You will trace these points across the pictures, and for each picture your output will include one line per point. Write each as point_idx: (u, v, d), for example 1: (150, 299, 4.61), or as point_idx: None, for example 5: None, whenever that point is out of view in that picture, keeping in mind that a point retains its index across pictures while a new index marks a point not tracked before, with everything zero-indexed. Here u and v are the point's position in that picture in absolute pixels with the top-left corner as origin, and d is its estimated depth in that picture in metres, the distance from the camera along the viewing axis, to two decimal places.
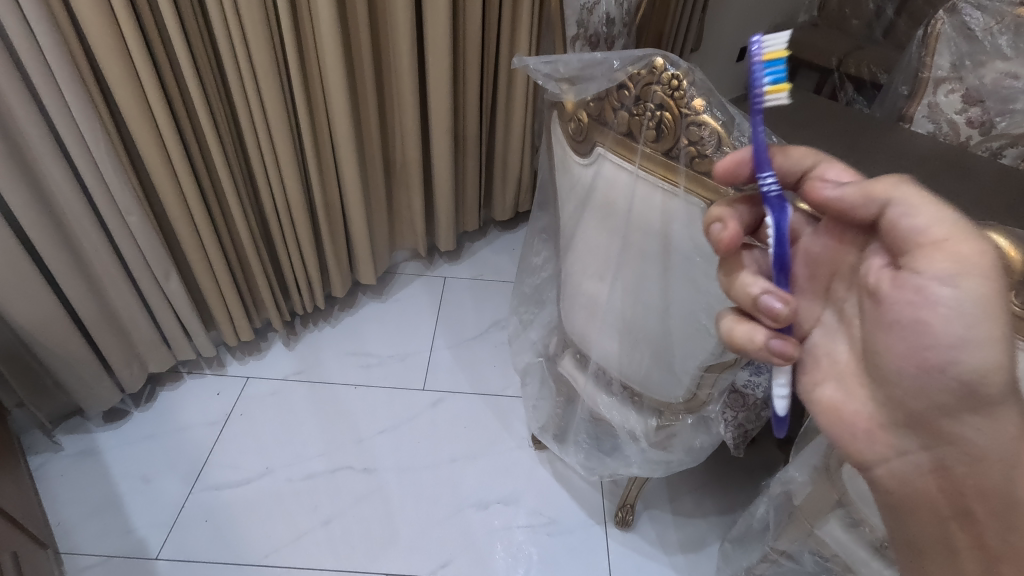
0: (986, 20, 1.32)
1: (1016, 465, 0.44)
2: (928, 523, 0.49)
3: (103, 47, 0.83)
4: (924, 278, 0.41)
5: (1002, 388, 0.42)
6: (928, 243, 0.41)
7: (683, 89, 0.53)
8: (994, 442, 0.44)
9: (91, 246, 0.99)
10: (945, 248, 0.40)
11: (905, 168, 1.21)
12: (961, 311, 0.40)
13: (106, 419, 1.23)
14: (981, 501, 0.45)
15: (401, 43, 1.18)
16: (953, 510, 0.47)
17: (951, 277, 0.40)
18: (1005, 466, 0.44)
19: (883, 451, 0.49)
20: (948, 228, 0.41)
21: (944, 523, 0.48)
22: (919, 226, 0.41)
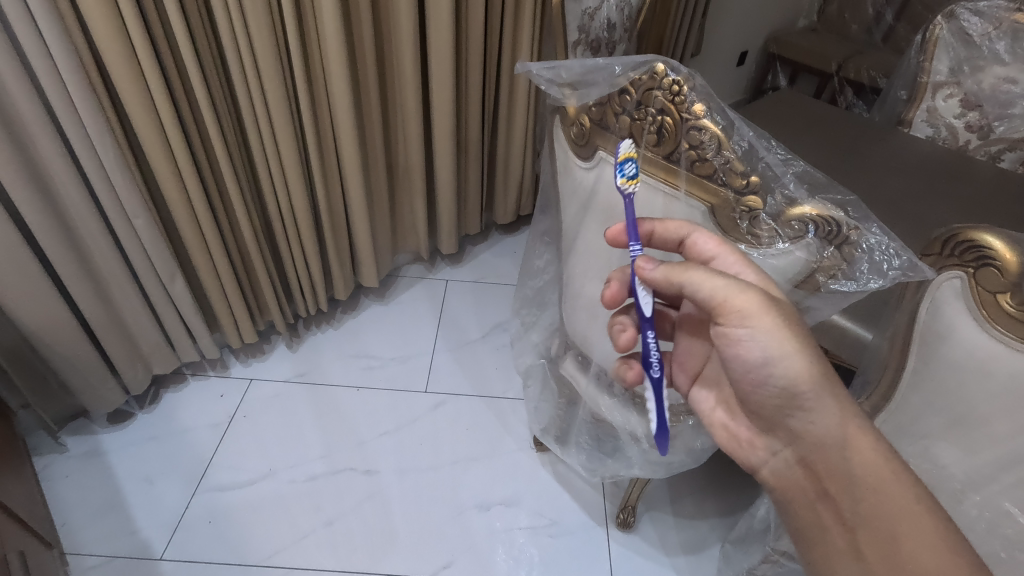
0: (984, 25, 1.32)
1: (845, 446, 0.54)
2: (803, 510, 0.58)
3: (111, 52, 0.84)
4: (730, 327, 0.55)
5: (811, 392, 0.54)
6: (722, 306, 0.54)
7: (683, 95, 0.53)
8: (830, 428, 0.55)
9: (98, 248, 1.01)
10: (733, 310, 0.54)
11: (903, 171, 1.22)
12: (757, 342, 0.54)
13: (111, 421, 1.23)
14: (832, 481, 0.55)
15: (404, 49, 1.19)
16: (816, 494, 0.57)
17: (742, 325, 0.54)
18: (840, 449, 0.55)
19: (761, 454, 0.63)
20: (735, 292, 0.54)
21: (813, 507, 0.58)
22: (714, 296, 0.54)
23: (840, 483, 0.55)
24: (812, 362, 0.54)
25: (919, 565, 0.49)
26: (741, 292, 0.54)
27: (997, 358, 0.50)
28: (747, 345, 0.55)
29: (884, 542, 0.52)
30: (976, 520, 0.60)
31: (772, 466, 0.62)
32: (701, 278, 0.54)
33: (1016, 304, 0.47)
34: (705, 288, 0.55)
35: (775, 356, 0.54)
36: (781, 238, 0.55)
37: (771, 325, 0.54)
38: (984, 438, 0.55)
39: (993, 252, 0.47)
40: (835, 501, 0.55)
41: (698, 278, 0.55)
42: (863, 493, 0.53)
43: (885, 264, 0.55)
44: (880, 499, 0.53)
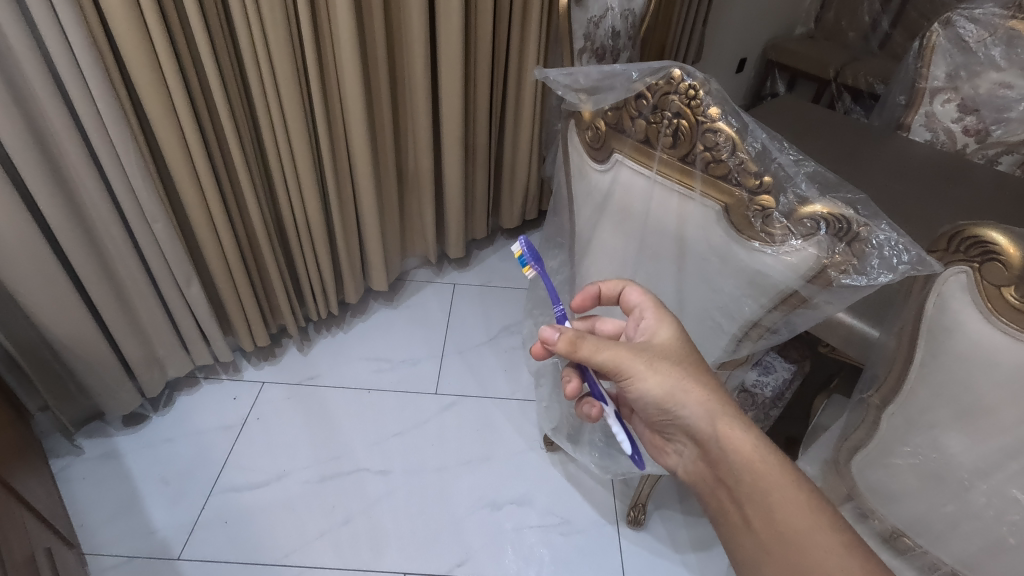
0: (980, 32, 1.36)
1: (717, 437, 0.59)
2: (707, 500, 0.63)
3: (135, 60, 0.87)
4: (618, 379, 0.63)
5: (683, 406, 0.60)
6: (609, 368, 0.62)
7: (699, 99, 0.56)
8: (701, 424, 0.60)
9: (118, 252, 1.03)
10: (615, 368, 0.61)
11: (905, 175, 1.25)
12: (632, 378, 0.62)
13: (126, 423, 1.25)
14: (718, 468, 0.59)
15: (415, 57, 1.22)
16: (713, 481, 0.61)
17: (624, 376, 0.62)
18: (715, 441, 0.59)
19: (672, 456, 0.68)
20: (616, 357, 0.61)
21: (713, 493, 0.61)
22: (605, 362, 0.61)
23: (722, 467, 0.59)
24: (677, 382, 0.60)
25: (793, 528, 0.53)
26: (620, 356, 0.61)
27: (1003, 348, 0.53)
28: (632, 386, 0.62)
29: (765, 515, 0.55)
30: (984, 508, 0.62)
31: (681, 464, 0.67)
32: (592, 349, 0.61)
33: (1020, 296, 0.50)
34: (601, 355, 0.61)
35: (648, 387, 0.61)
36: (793, 236, 0.57)
37: (641, 372, 0.61)
38: (991, 426, 0.57)
39: (998, 248, 0.49)
40: (724, 482, 0.59)
41: (592, 348, 0.61)
42: (738, 472, 0.57)
43: (895, 259, 0.57)
44: (753, 476, 0.56)
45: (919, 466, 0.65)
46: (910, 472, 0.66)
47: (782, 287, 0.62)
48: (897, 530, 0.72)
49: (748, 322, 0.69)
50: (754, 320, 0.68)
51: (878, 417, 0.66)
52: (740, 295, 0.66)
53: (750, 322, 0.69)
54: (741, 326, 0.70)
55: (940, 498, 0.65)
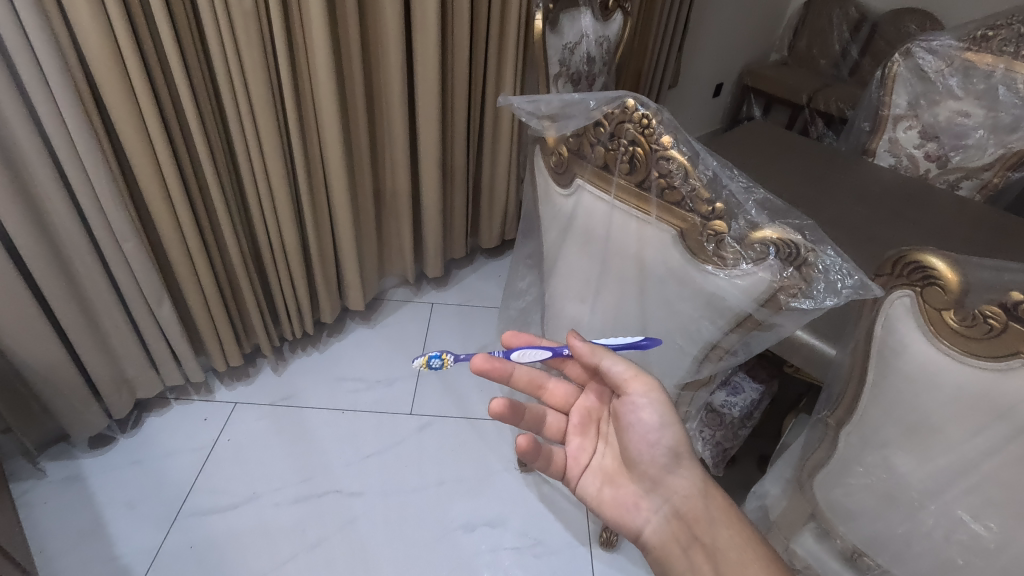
0: (938, 63, 1.42)
1: (705, 493, 0.65)
2: (678, 563, 0.64)
3: (106, 80, 0.87)
4: (632, 396, 0.66)
5: (688, 461, 0.66)
6: (628, 382, 0.66)
7: (652, 127, 0.58)
8: (689, 483, 0.65)
9: (86, 272, 1.02)
10: (638, 379, 0.66)
11: (870, 199, 1.29)
12: (654, 407, 0.65)
13: (92, 445, 1.23)
14: (697, 525, 0.64)
15: (392, 82, 1.25)
16: (688, 539, 0.64)
17: (645, 396, 0.65)
18: (702, 498, 0.65)
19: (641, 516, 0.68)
20: (634, 375, 0.66)
21: (687, 553, 0.64)
22: (623, 373, 0.66)
23: (700, 523, 0.64)
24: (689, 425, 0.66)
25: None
26: (639, 374, 0.66)
27: (947, 369, 0.54)
28: (645, 411, 0.65)
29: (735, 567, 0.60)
30: (933, 528, 0.63)
31: (655, 523, 0.67)
32: (611, 359, 0.67)
33: (960, 320, 0.52)
34: (616, 366, 0.66)
35: (666, 421, 0.65)
36: (745, 260, 0.59)
37: (665, 398, 0.65)
38: (938, 444, 0.58)
39: (937, 273, 0.51)
40: (701, 540, 0.63)
41: (613, 358, 0.67)
42: (720, 528, 0.63)
43: (840, 282, 0.58)
44: (732, 535, 0.63)
45: (873, 486, 0.66)
46: (866, 492, 0.67)
47: (737, 310, 0.64)
48: (858, 550, 0.73)
49: (708, 344, 0.70)
50: (712, 342, 0.70)
51: (836, 437, 0.67)
52: (699, 317, 0.68)
53: (710, 344, 0.70)
54: (701, 347, 0.71)
55: (894, 518, 0.66)
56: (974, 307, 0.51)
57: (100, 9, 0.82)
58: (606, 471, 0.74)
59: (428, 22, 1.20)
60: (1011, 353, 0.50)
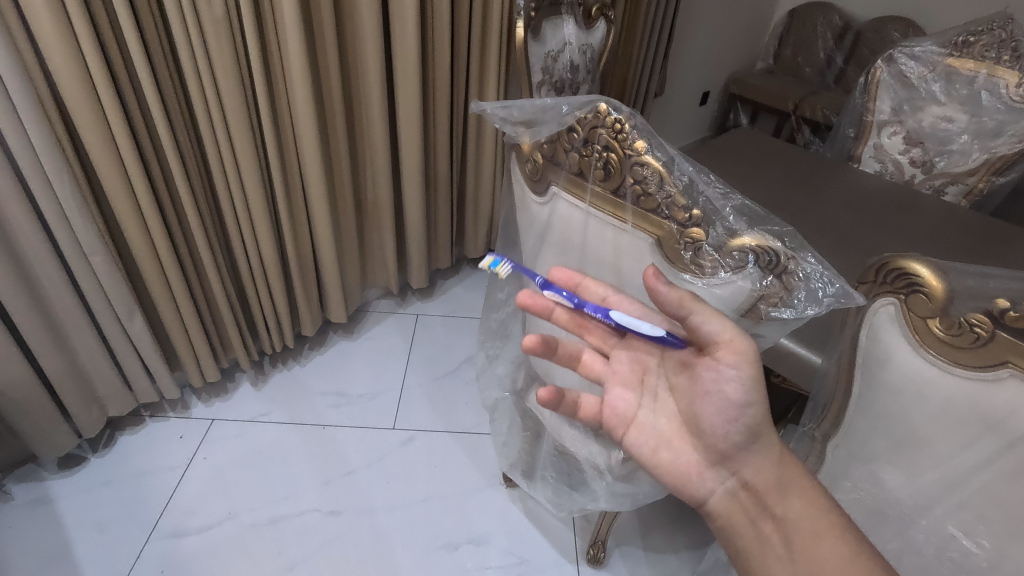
0: (920, 69, 1.43)
1: (778, 466, 0.59)
2: (743, 531, 0.59)
3: (70, 88, 0.85)
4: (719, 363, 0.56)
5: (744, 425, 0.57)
6: (723, 346, 0.55)
7: (625, 132, 0.55)
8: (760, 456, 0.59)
9: (53, 286, 0.98)
10: (733, 348, 0.55)
11: (855, 204, 1.28)
12: (745, 379, 0.56)
13: (62, 466, 1.18)
14: (769, 495, 0.59)
15: (371, 91, 1.23)
16: (757, 510, 0.59)
17: (735, 365, 0.55)
18: (775, 471, 0.59)
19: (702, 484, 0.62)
20: (731, 340, 0.55)
21: (755, 523, 0.59)
22: (719, 334, 0.55)
23: (770, 498, 0.59)
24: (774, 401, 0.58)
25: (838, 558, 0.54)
26: (736, 340, 0.55)
27: (933, 381, 0.52)
28: (732, 384, 0.56)
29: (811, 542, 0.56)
30: (925, 544, 0.60)
31: (721, 494, 0.61)
32: (707, 314, 0.55)
33: (945, 328, 0.50)
34: (710, 324, 0.55)
35: (751, 400, 0.57)
36: (723, 269, 0.57)
37: (759, 374, 0.55)
38: (926, 459, 0.56)
39: (921, 280, 0.49)
40: (772, 511, 0.58)
41: (706, 315, 0.55)
42: (791, 498, 0.58)
43: (821, 290, 0.55)
44: (804, 504, 0.58)
45: (862, 500, 0.64)
46: (855, 506, 0.65)
47: None
48: None
49: None
50: None
51: (823, 451, 0.65)
52: None
53: None
54: None
55: (885, 533, 0.64)
56: (959, 315, 0.49)
57: (63, 17, 0.80)
58: (658, 434, 0.65)
59: (408, 30, 1.18)
60: (999, 363, 0.48)
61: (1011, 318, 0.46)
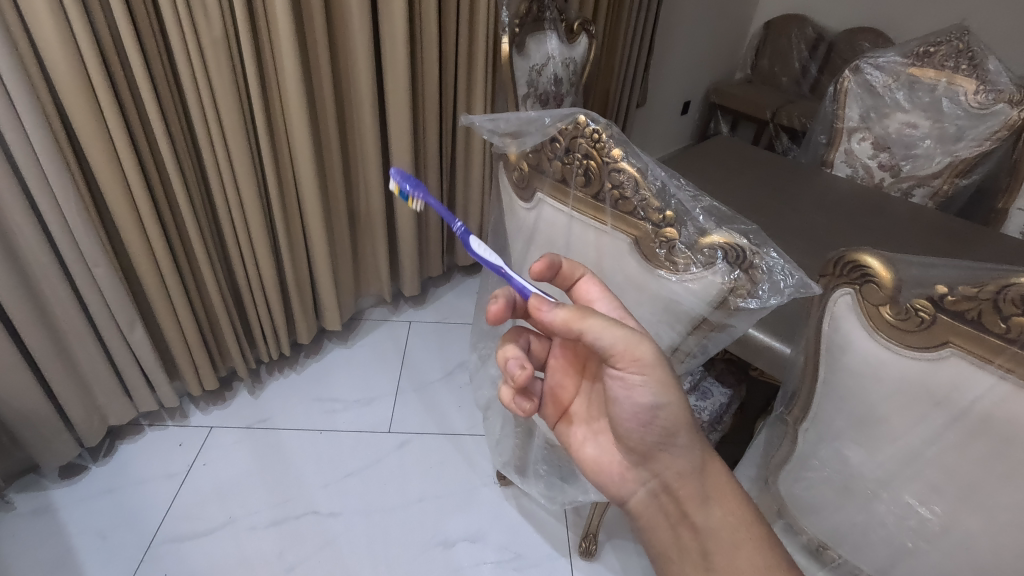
0: (885, 78, 1.51)
1: (702, 471, 0.59)
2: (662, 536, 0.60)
3: (75, 106, 0.89)
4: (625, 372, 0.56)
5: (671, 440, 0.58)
6: (620, 355, 0.55)
7: (602, 141, 0.60)
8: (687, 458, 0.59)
9: (56, 298, 1.02)
10: (632, 358, 0.54)
11: (828, 208, 1.34)
12: (647, 383, 0.55)
13: (62, 476, 1.21)
14: (689, 502, 0.59)
15: (363, 105, 1.28)
16: (677, 516, 0.60)
17: (638, 372, 0.55)
18: (697, 476, 0.59)
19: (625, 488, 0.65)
20: (627, 348, 0.54)
21: (674, 529, 0.60)
22: (616, 345, 0.54)
23: (699, 501, 0.58)
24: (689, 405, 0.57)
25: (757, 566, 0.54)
26: (632, 349, 0.54)
27: (886, 363, 0.58)
28: (639, 391, 0.56)
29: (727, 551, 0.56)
30: (886, 516, 0.65)
31: (641, 495, 0.63)
32: (599, 328, 0.54)
33: (895, 314, 0.55)
34: (605, 338, 0.54)
35: (663, 402, 0.56)
36: (695, 265, 0.62)
37: (664, 375, 0.55)
38: (884, 435, 0.61)
39: (875, 273, 0.55)
40: (691, 518, 0.58)
41: (601, 328, 0.54)
42: (713, 508, 0.58)
43: (782, 282, 0.61)
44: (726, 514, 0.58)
45: (830, 478, 0.69)
46: (824, 484, 0.70)
47: (693, 313, 0.68)
48: (822, 543, 0.75)
49: (670, 347, 0.74)
50: (674, 345, 0.74)
51: (795, 433, 0.70)
52: (660, 322, 0.72)
53: (672, 347, 0.74)
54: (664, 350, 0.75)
55: (852, 508, 0.69)
56: (906, 301, 0.54)
57: (71, 40, 0.84)
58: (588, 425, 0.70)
59: (397, 47, 1.24)
60: (941, 343, 0.53)
61: (950, 301, 0.51)
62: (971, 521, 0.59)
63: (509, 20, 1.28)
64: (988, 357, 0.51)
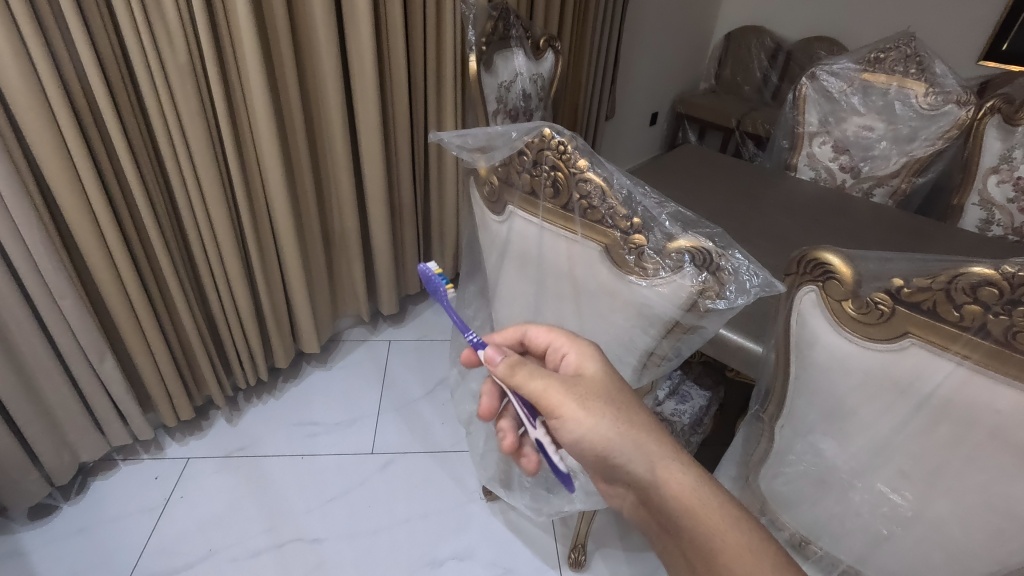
0: (840, 84, 1.57)
1: (657, 482, 0.57)
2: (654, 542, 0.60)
3: (37, 137, 0.87)
4: (551, 418, 0.62)
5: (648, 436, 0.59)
6: (542, 403, 0.61)
7: (568, 154, 0.62)
8: (641, 469, 0.58)
9: (21, 333, 0.99)
10: (546, 405, 0.61)
11: (794, 211, 1.38)
12: (571, 419, 0.60)
13: (32, 517, 1.17)
14: (660, 514, 0.57)
15: (333, 125, 1.28)
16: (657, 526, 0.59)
17: (556, 416, 0.61)
18: (656, 486, 0.57)
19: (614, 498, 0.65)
20: (543, 396, 0.61)
21: (660, 537, 0.59)
22: (535, 394, 0.61)
23: (665, 515, 0.57)
24: (620, 424, 0.59)
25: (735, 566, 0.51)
26: (546, 398, 0.61)
27: (853, 355, 0.59)
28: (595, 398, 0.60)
29: (706, 559, 0.53)
30: (861, 505, 0.67)
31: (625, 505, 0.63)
32: (522, 379, 0.62)
33: (857, 308, 0.57)
34: (526, 391, 0.62)
35: (583, 432, 0.60)
36: (664, 269, 0.63)
37: (574, 412, 0.60)
38: (855, 426, 0.63)
39: (834, 269, 0.56)
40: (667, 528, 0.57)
41: (521, 383, 0.62)
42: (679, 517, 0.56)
43: (748, 282, 0.62)
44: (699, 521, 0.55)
45: (806, 472, 0.70)
46: (801, 478, 0.71)
47: (665, 317, 0.69)
48: (804, 537, 0.76)
49: (645, 352, 0.76)
50: (649, 350, 0.75)
51: (773, 430, 0.72)
52: (635, 328, 0.74)
53: (647, 352, 0.76)
54: (640, 355, 0.77)
55: (829, 500, 0.70)
56: (867, 295, 0.55)
57: (30, 72, 0.83)
58: None
59: (365, 68, 1.25)
60: (902, 334, 0.55)
61: (906, 293, 0.53)
62: (940, 504, 0.60)
63: (476, 39, 1.29)
64: (945, 345, 0.53)
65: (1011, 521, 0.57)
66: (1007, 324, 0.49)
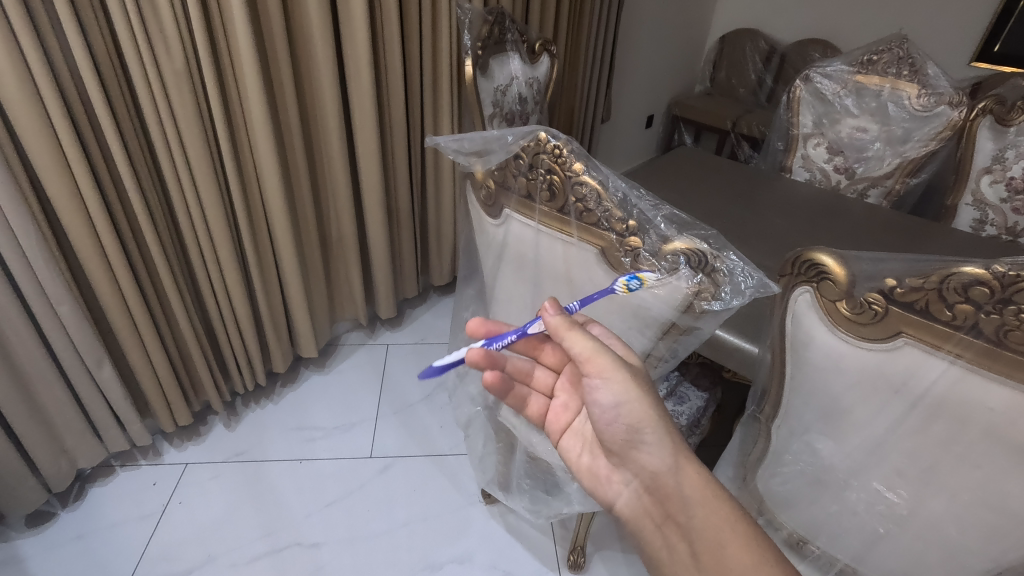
0: (834, 86, 1.58)
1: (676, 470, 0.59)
2: (652, 537, 0.62)
3: (35, 144, 0.87)
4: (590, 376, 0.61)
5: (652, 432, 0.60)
6: (587, 363, 0.60)
7: (564, 157, 0.63)
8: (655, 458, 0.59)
9: (19, 339, 0.99)
10: (592, 365, 0.59)
11: (790, 212, 1.38)
12: (608, 385, 0.60)
13: (30, 524, 1.16)
14: (671, 504, 0.59)
15: (329, 129, 1.29)
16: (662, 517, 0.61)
17: (599, 377, 0.60)
18: (672, 475, 0.59)
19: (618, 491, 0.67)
20: (592, 357, 0.60)
21: (661, 530, 0.61)
22: (582, 355, 0.60)
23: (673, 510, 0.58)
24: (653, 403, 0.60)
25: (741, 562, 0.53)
26: (596, 357, 0.60)
27: (848, 354, 0.60)
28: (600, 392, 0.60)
29: (715, 548, 0.55)
30: (857, 503, 0.67)
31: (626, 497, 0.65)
32: (577, 338, 0.60)
33: (851, 308, 0.57)
34: (575, 348, 0.60)
35: (622, 398, 0.59)
36: (659, 272, 0.63)
37: (620, 377, 0.59)
38: (850, 425, 0.64)
39: (828, 270, 0.57)
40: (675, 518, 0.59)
41: (575, 339, 0.60)
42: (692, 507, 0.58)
43: (743, 284, 0.63)
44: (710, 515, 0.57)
45: (803, 471, 0.71)
46: (798, 478, 0.72)
47: (662, 319, 0.70)
48: (801, 536, 0.77)
49: (643, 353, 0.76)
50: (646, 351, 0.76)
51: (769, 430, 0.72)
52: (632, 329, 0.74)
53: (645, 353, 0.76)
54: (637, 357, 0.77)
55: (825, 499, 0.71)
56: (860, 295, 0.56)
57: (27, 79, 0.84)
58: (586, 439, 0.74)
59: (361, 73, 1.26)
60: (896, 333, 0.55)
61: (899, 292, 0.54)
62: (935, 503, 0.61)
63: (471, 43, 1.30)
64: (938, 344, 0.53)
65: (1005, 518, 0.57)
66: (998, 322, 0.49)
